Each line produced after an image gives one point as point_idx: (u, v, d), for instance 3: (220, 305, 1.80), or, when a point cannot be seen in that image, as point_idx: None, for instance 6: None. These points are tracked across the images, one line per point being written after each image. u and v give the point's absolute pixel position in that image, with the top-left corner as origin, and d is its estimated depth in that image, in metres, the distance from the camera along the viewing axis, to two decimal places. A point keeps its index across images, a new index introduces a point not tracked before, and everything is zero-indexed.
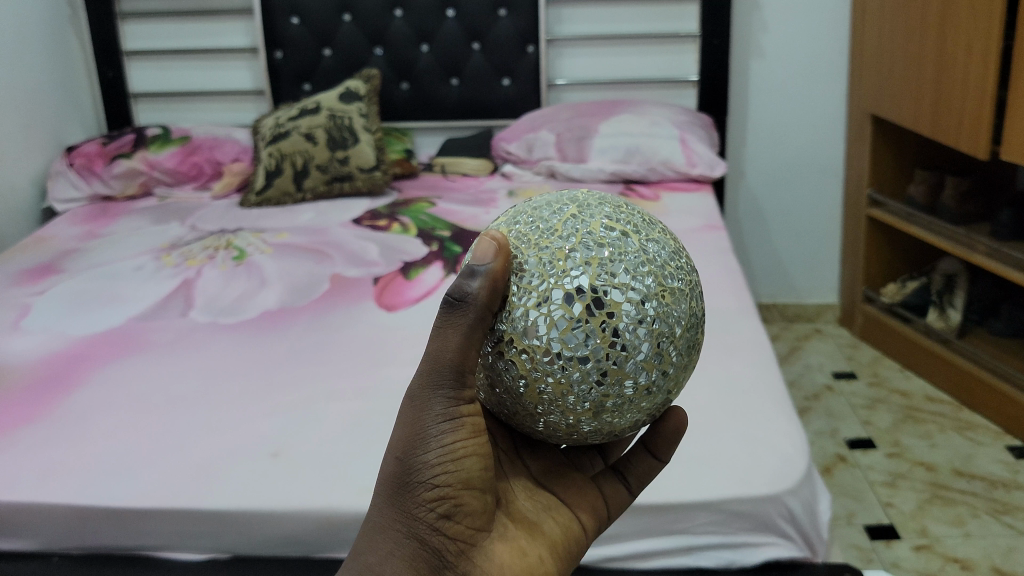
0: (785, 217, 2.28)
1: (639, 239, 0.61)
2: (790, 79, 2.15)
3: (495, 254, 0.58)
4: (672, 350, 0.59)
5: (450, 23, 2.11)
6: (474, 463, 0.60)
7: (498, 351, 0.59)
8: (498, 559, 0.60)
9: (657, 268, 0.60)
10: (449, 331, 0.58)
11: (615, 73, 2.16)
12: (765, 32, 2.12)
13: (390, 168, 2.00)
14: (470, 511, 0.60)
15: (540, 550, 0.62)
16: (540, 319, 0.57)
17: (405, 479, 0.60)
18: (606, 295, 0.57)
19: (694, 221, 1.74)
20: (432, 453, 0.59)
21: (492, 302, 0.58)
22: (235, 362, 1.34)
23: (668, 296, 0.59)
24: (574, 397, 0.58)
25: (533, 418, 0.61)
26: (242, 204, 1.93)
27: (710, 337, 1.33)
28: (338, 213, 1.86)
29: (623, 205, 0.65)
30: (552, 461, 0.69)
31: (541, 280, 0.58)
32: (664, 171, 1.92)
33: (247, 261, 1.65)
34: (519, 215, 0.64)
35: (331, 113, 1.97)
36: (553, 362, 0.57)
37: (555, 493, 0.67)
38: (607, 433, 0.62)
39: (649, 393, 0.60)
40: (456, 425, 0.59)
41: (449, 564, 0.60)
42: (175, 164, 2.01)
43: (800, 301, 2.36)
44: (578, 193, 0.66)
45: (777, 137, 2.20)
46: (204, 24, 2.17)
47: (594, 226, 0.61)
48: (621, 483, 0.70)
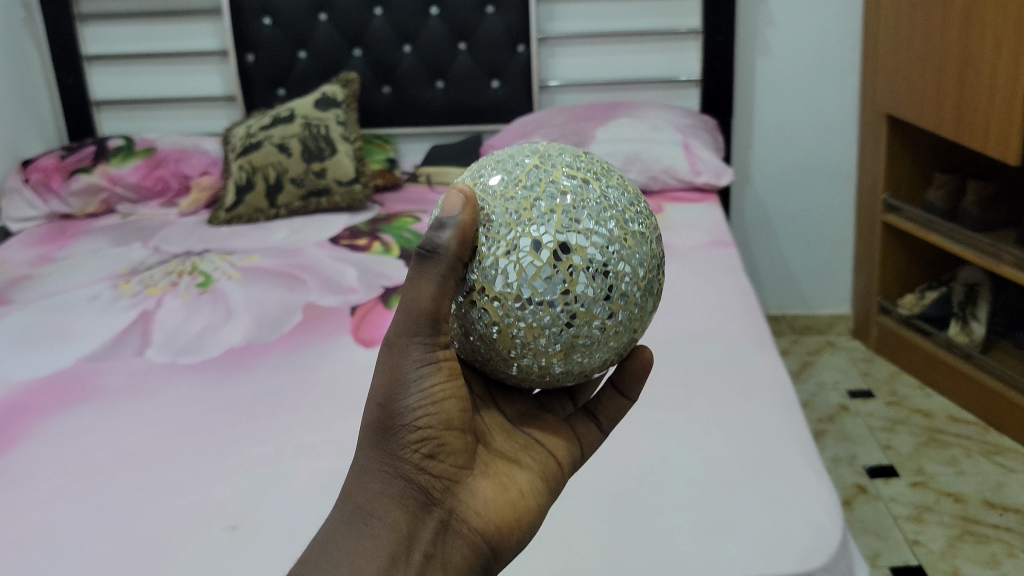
0: (794, 223, 2.14)
1: (599, 186, 0.64)
2: (798, 76, 2.01)
3: (464, 205, 0.60)
4: (635, 291, 0.63)
5: (434, 22, 1.97)
6: (454, 404, 0.60)
7: (469, 301, 0.62)
8: (482, 496, 0.61)
9: (617, 213, 0.63)
10: (423, 281, 0.59)
11: (612, 73, 2.01)
12: (771, 27, 1.97)
13: (371, 180, 1.86)
14: (452, 451, 0.60)
15: (521, 485, 0.64)
16: (510, 268, 0.61)
17: (387, 423, 0.59)
18: (569, 240, 0.61)
19: (701, 237, 1.60)
20: (413, 396, 0.59)
21: (461, 252, 0.60)
22: (193, 413, 1.19)
23: (629, 240, 0.63)
24: (546, 339, 0.61)
25: (506, 363, 0.64)
26: (211, 222, 1.79)
27: (723, 376, 1.18)
28: (314, 230, 1.72)
29: (583, 155, 0.68)
30: (524, 406, 0.71)
31: (509, 229, 0.61)
32: (666, 180, 1.78)
33: (212, 288, 1.51)
34: (484, 168, 0.67)
35: (306, 121, 1.83)
36: (524, 308, 0.60)
37: (528, 433, 0.68)
38: (577, 374, 0.65)
39: (616, 333, 0.63)
40: (434, 368, 0.60)
41: (436, 502, 0.59)
42: (139, 179, 1.87)
43: (810, 312, 2.21)
44: (538, 145, 0.69)
45: (785, 139, 2.06)
46: (170, 27, 2.03)
47: (555, 175, 0.64)
48: (593, 421, 0.73)
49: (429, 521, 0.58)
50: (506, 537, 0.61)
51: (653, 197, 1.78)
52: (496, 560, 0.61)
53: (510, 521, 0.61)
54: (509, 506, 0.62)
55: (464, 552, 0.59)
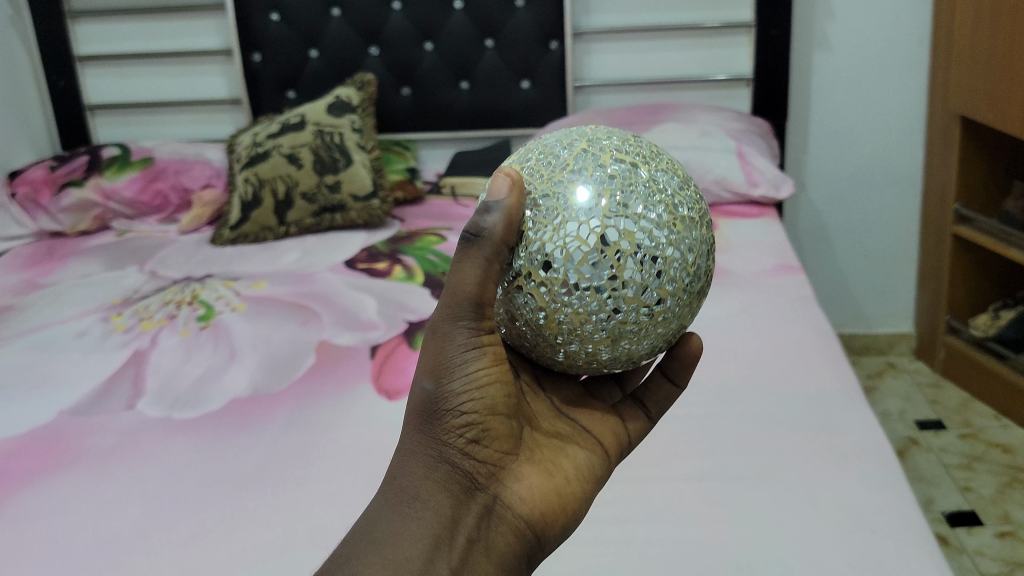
0: (853, 233, 1.95)
1: (647, 170, 0.64)
2: (859, 74, 1.82)
3: (510, 189, 0.60)
4: (683, 277, 0.62)
5: (458, 17, 1.79)
6: (498, 390, 0.60)
7: (516, 286, 0.61)
8: (527, 481, 0.60)
9: (666, 198, 0.63)
10: (467, 265, 0.59)
11: (654, 72, 1.83)
12: (830, 20, 1.78)
13: (390, 193, 1.68)
14: (496, 436, 0.60)
15: (566, 474, 0.62)
16: (557, 252, 0.60)
17: (430, 408, 0.59)
18: (617, 225, 0.60)
19: (763, 261, 1.41)
20: (457, 381, 0.59)
21: (507, 237, 0.60)
22: (187, 486, 1.00)
23: (678, 225, 0.62)
24: (592, 325, 0.61)
25: (553, 348, 0.63)
26: (214, 241, 1.62)
27: (810, 437, 0.99)
28: (329, 251, 1.55)
29: (631, 139, 0.67)
30: (571, 391, 0.70)
31: (556, 214, 0.60)
32: (719, 192, 1.59)
33: (214, 323, 1.34)
34: (531, 153, 0.67)
35: (318, 128, 1.65)
36: (570, 293, 0.60)
37: (577, 420, 0.68)
38: (625, 359, 0.65)
39: (664, 319, 0.63)
40: (479, 353, 0.59)
41: (480, 487, 0.59)
42: (135, 193, 1.70)
43: (869, 330, 2.03)
44: (586, 129, 0.68)
45: (844, 143, 1.87)
46: (170, 23, 1.85)
47: (604, 159, 0.63)
48: (641, 408, 0.72)
49: (471, 506, 0.58)
50: (551, 526, 0.60)
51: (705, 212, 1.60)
52: (541, 548, 0.60)
53: (553, 510, 0.60)
54: (554, 494, 0.60)
55: (507, 537, 0.58)
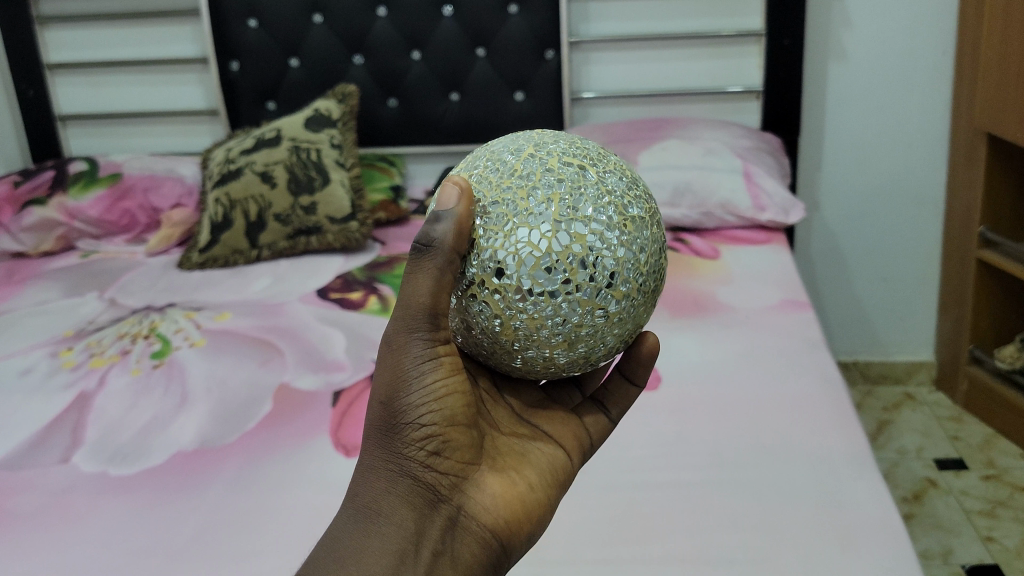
0: (869, 255, 1.83)
1: (596, 172, 0.62)
2: (878, 87, 1.69)
3: (459, 198, 0.58)
4: (637, 277, 0.60)
5: (448, 24, 1.67)
6: (456, 400, 0.59)
7: (470, 294, 0.60)
8: (491, 490, 0.60)
9: (616, 199, 0.61)
10: (419, 276, 0.57)
11: (656, 83, 1.71)
12: (847, 29, 1.66)
13: (371, 214, 1.57)
14: (458, 447, 0.59)
15: (530, 480, 0.61)
16: (509, 258, 0.58)
17: (390, 421, 0.59)
18: (569, 228, 0.58)
19: (768, 296, 1.29)
20: (414, 393, 0.58)
21: (459, 245, 0.58)
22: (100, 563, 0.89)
23: (630, 225, 0.60)
24: (548, 330, 0.59)
25: (511, 355, 0.62)
26: (181, 265, 1.51)
27: (811, 518, 0.87)
28: (302, 278, 1.44)
29: (579, 141, 0.66)
30: (533, 397, 0.69)
31: (506, 220, 0.59)
32: (723, 217, 1.48)
33: (168, 361, 1.24)
34: (478, 158, 0.64)
35: (294, 143, 1.54)
36: (525, 299, 0.58)
37: (539, 426, 0.67)
38: (583, 363, 0.63)
39: (620, 320, 0.61)
40: (435, 364, 0.58)
41: (444, 498, 0.58)
42: (101, 212, 1.60)
43: (886, 359, 1.91)
44: (533, 133, 0.66)
45: (861, 160, 1.75)
46: (143, 30, 1.75)
47: (552, 163, 0.61)
48: (602, 410, 0.71)
49: (434, 518, 0.58)
50: (516, 535, 0.59)
51: (708, 237, 1.49)
52: (509, 557, 0.60)
53: (518, 518, 0.59)
54: (517, 502, 0.60)
55: (473, 548, 0.58)
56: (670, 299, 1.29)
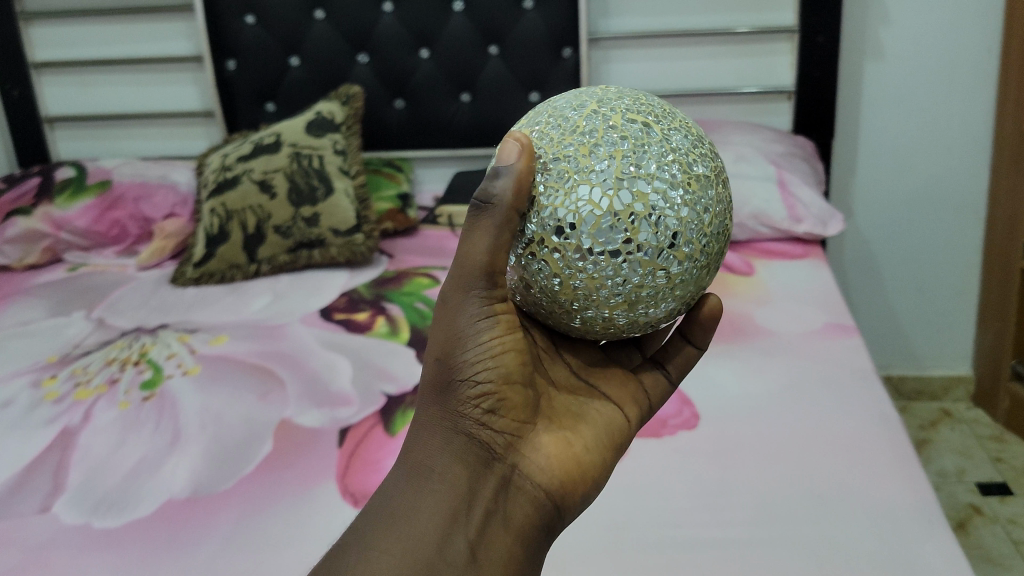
0: (905, 265, 1.73)
1: (661, 129, 0.60)
2: (917, 87, 1.58)
3: (519, 153, 0.57)
4: (701, 238, 0.59)
5: (458, 20, 1.57)
6: (512, 357, 0.60)
7: (530, 253, 0.59)
8: (546, 450, 0.60)
9: (681, 157, 0.59)
10: (478, 233, 0.57)
11: (681, 83, 1.61)
12: (885, 25, 1.55)
13: (377, 225, 1.47)
14: (513, 405, 0.60)
15: (586, 442, 0.62)
16: (570, 215, 0.56)
17: (446, 379, 0.60)
18: (631, 187, 0.56)
19: (810, 318, 1.19)
20: (471, 351, 0.59)
21: (518, 202, 0.57)
22: None
23: (694, 185, 0.58)
24: (608, 290, 0.58)
25: (570, 316, 0.61)
26: (175, 281, 1.41)
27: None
28: (304, 296, 1.34)
29: (643, 97, 0.63)
30: (594, 354, 0.70)
31: (567, 176, 0.57)
32: (756, 229, 1.38)
33: (160, 393, 1.14)
34: (540, 115, 0.63)
35: (295, 149, 1.44)
36: (585, 259, 0.56)
37: (598, 385, 0.68)
38: (643, 324, 0.62)
39: (682, 282, 0.59)
40: (492, 322, 0.59)
41: (498, 457, 0.60)
42: (89, 223, 1.50)
43: (922, 373, 1.81)
44: (596, 89, 0.64)
45: (897, 164, 1.64)
46: (134, 27, 1.64)
47: (615, 119, 0.59)
48: (660, 371, 0.73)
49: (489, 476, 0.59)
50: (571, 495, 0.60)
51: (740, 250, 1.39)
52: (563, 516, 0.61)
53: (573, 477, 0.60)
54: (572, 463, 0.60)
55: (527, 509, 0.59)
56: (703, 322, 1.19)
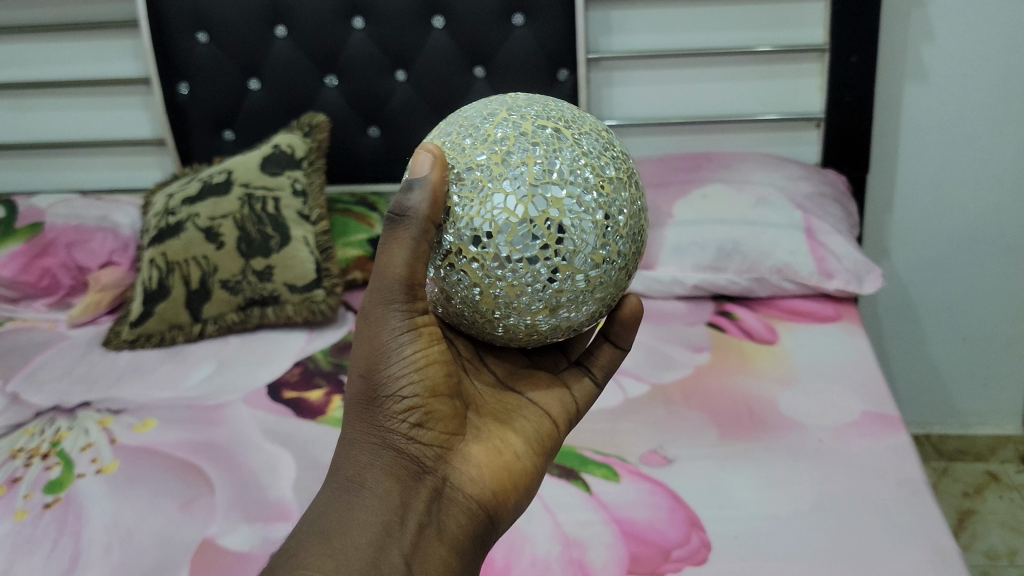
0: (946, 311, 1.53)
1: (571, 134, 0.59)
2: (965, 112, 1.37)
3: (432, 165, 0.56)
4: (617, 240, 0.58)
5: (438, 38, 1.37)
6: (436, 371, 0.60)
7: (448, 263, 0.58)
8: (474, 461, 0.60)
9: (592, 160, 0.58)
10: (395, 247, 0.56)
11: (694, 109, 1.41)
12: (929, 42, 1.34)
13: (341, 277, 1.27)
14: (440, 418, 0.60)
15: (515, 448, 0.63)
16: (486, 224, 0.55)
17: (371, 395, 0.59)
18: (545, 193, 0.55)
19: (846, 405, 0.98)
20: (395, 365, 0.58)
21: (434, 214, 0.56)
22: None
23: (607, 187, 0.57)
24: (529, 297, 0.57)
25: (492, 325, 0.60)
26: (107, 344, 1.23)
27: None
28: (252, 366, 1.15)
29: (552, 102, 0.63)
30: (515, 364, 0.71)
31: (480, 185, 0.56)
32: (779, 284, 1.19)
33: (66, 497, 0.95)
34: (451, 126, 0.62)
35: (246, 191, 1.25)
36: (503, 267, 0.56)
37: (523, 393, 0.69)
38: (566, 328, 0.62)
39: (602, 285, 0.59)
40: (414, 335, 0.59)
41: (429, 470, 0.59)
42: (15, 273, 1.31)
43: (963, 432, 1.61)
44: (505, 98, 0.63)
45: (940, 199, 1.44)
46: (73, 46, 1.47)
47: (525, 126, 0.59)
48: (586, 372, 0.74)
49: (420, 489, 0.58)
50: (502, 501, 0.60)
51: (760, 310, 1.19)
52: (496, 524, 0.60)
53: (504, 484, 0.61)
54: (503, 470, 0.61)
55: (460, 519, 0.58)
56: (715, 411, 0.99)
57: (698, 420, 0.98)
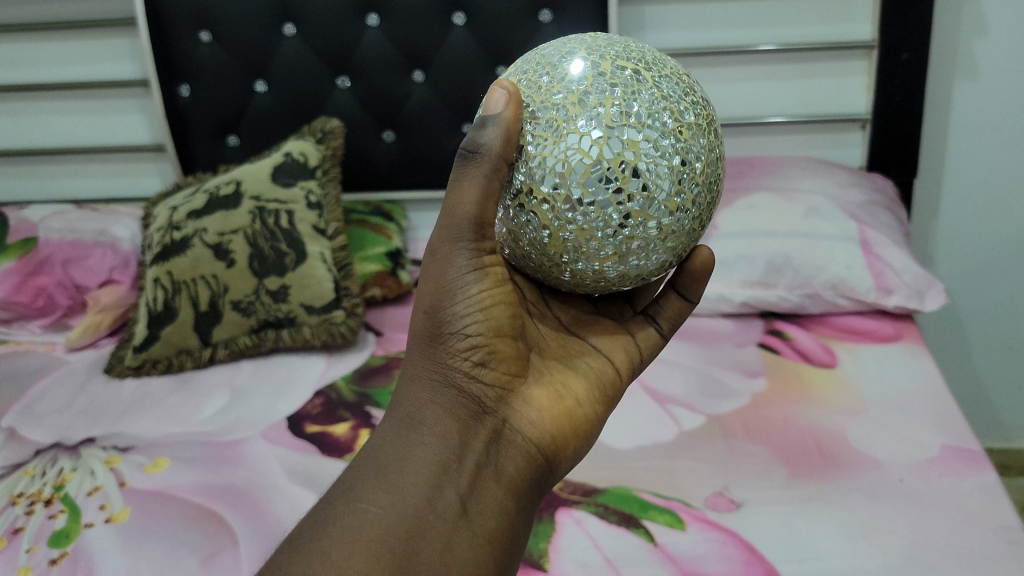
0: (992, 320, 1.45)
1: (651, 76, 0.53)
2: (1018, 110, 1.29)
3: (508, 101, 0.52)
4: (694, 188, 0.53)
5: (459, 36, 1.29)
6: (502, 310, 0.57)
7: (518, 203, 0.54)
8: (536, 405, 0.58)
9: (672, 104, 0.52)
10: (466, 183, 0.53)
11: (733, 110, 1.35)
12: (981, 38, 1.26)
13: (361, 295, 1.19)
14: (503, 359, 0.57)
15: (578, 395, 0.60)
16: (558, 165, 0.51)
17: (434, 332, 0.57)
18: (621, 135, 0.50)
19: (923, 440, 0.90)
20: (459, 303, 0.56)
21: (508, 151, 0.52)
22: None
23: (686, 133, 0.52)
24: (598, 242, 0.53)
25: (559, 269, 0.56)
26: (110, 373, 1.14)
27: None
28: (270, 394, 1.07)
29: (632, 43, 0.57)
30: (580, 310, 0.67)
31: (555, 124, 0.51)
32: (834, 300, 1.11)
33: (75, 549, 0.84)
34: (527, 64, 0.57)
35: (257, 204, 1.17)
36: (574, 210, 0.51)
37: (587, 339, 0.65)
38: (634, 278, 0.57)
39: (674, 233, 0.54)
40: (481, 274, 0.56)
41: (489, 411, 0.56)
42: (8, 293, 1.22)
43: (1008, 445, 1.54)
44: (585, 36, 0.57)
45: (990, 202, 1.36)
46: (64, 46, 1.38)
47: (604, 65, 0.53)
48: (652, 325, 0.70)
49: (480, 430, 0.56)
50: (564, 447, 0.57)
51: (814, 330, 1.12)
52: (556, 470, 0.58)
53: (565, 430, 0.58)
54: (563, 417, 0.58)
55: (519, 462, 0.56)
56: (781, 446, 0.92)
57: (764, 456, 0.90)
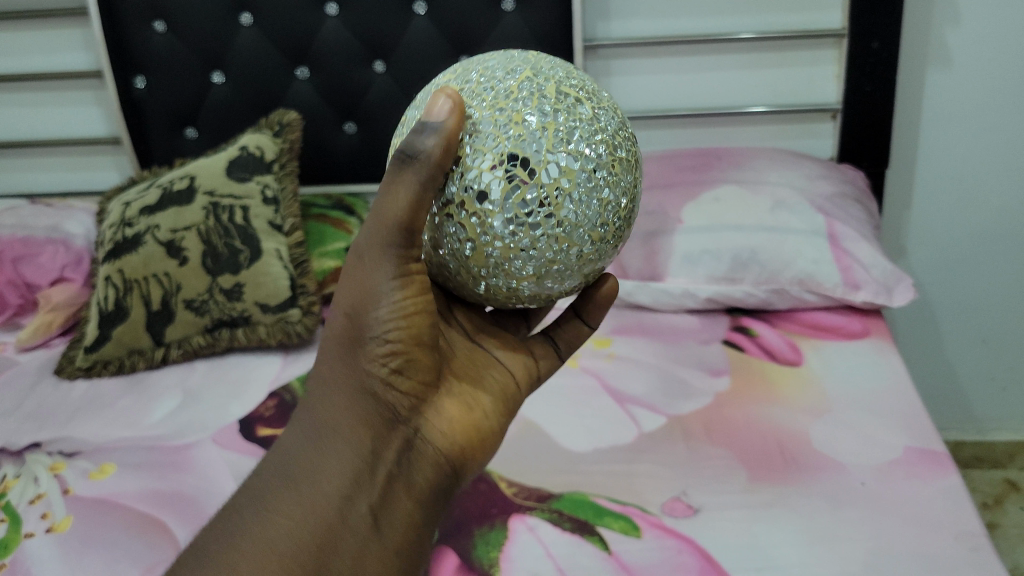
0: (965, 312, 1.43)
1: (592, 105, 0.52)
2: (991, 100, 1.27)
3: (451, 110, 0.49)
4: (615, 221, 0.52)
5: (421, 25, 1.26)
6: (426, 319, 0.54)
7: (445, 213, 0.51)
8: (447, 415, 0.56)
9: (608, 136, 0.51)
10: (401, 187, 0.50)
11: (701, 100, 1.32)
12: (953, 26, 1.23)
13: (319, 293, 1.16)
14: (421, 368, 0.55)
15: (486, 403, 0.59)
16: (495, 183, 0.48)
17: (354, 335, 0.54)
18: (559, 161, 0.48)
19: (887, 440, 0.88)
20: (382, 309, 0.53)
21: (447, 160, 0.49)
22: None
23: (618, 167, 0.51)
24: (521, 262, 0.50)
25: (474, 281, 0.53)
26: (59, 373, 1.11)
27: None
28: (223, 395, 1.04)
29: (573, 68, 0.55)
30: (483, 318, 0.64)
31: (496, 139, 0.49)
32: (801, 296, 1.09)
33: (15, 560, 0.81)
34: (469, 72, 0.54)
35: (211, 199, 1.14)
36: (504, 227, 0.49)
37: (490, 351, 0.62)
38: (542, 299, 0.55)
39: (591, 261, 0.53)
40: (406, 281, 0.53)
41: (403, 420, 0.55)
42: None
43: (982, 438, 1.52)
44: (527, 53, 0.55)
45: (963, 193, 1.34)
46: (15, 37, 1.34)
47: (549, 88, 0.51)
48: (551, 344, 0.67)
49: (393, 440, 0.54)
50: (472, 458, 0.57)
51: (781, 326, 1.09)
52: (464, 475, 0.57)
53: (473, 441, 0.56)
54: (473, 428, 0.57)
55: (429, 472, 0.55)
56: (743, 448, 0.89)
57: (725, 458, 0.88)
